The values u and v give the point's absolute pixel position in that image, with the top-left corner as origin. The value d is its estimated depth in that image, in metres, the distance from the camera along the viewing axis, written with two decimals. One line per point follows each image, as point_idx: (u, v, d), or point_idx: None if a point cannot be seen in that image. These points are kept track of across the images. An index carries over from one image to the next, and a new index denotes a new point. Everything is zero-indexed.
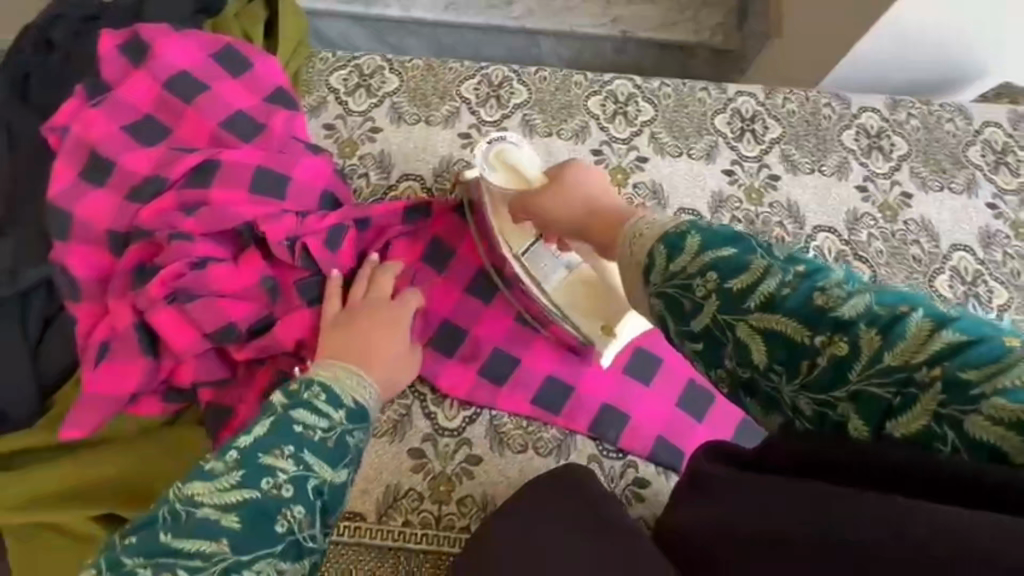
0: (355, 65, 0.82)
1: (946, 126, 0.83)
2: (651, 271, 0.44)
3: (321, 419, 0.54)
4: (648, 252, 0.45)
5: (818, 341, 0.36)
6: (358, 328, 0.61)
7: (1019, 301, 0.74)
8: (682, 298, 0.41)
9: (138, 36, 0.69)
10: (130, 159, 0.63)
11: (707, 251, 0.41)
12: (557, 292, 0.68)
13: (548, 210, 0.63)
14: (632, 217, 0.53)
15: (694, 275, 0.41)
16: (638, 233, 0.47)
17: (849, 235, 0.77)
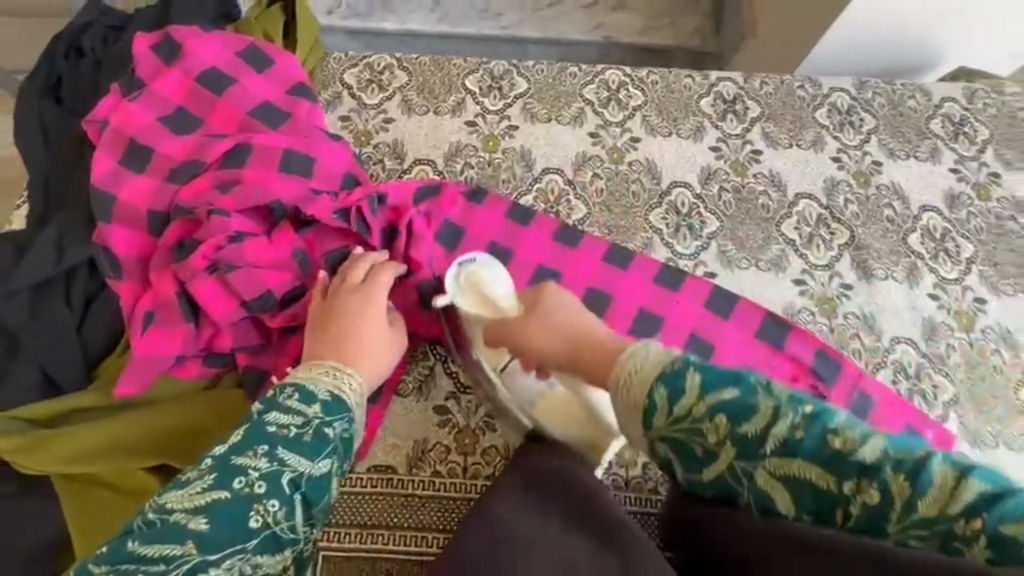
0: (366, 63, 0.89)
1: (909, 103, 0.91)
2: (651, 415, 0.47)
3: (296, 416, 0.55)
4: (646, 394, 0.47)
5: (847, 489, 0.40)
6: (340, 320, 0.62)
7: (984, 254, 0.81)
8: (693, 443, 0.45)
9: (170, 38, 0.75)
10: (167, 147, 0.69)
11: (704, 395, 0.45)
12: (539, 407, 0.65)
13: (527, 338, 0.61)
14: (619, 355, 0.53)
15: (699, 420, 0.45)
16: (630, 371, 0.49)
17: (828, 201, 0.84)
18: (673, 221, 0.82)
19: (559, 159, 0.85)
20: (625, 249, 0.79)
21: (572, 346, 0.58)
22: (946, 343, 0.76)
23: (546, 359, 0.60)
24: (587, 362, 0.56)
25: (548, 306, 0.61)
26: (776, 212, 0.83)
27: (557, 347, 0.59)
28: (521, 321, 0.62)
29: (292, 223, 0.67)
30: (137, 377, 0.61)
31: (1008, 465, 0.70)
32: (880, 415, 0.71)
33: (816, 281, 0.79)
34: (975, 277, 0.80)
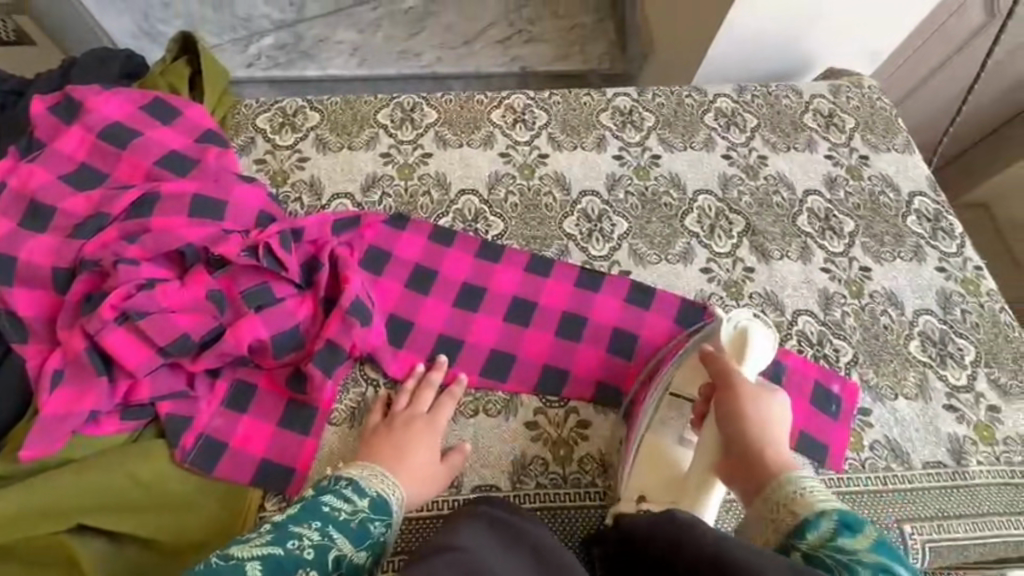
0: (278, 107, 0.91)
1: (784, 101, 1.02)
2: (801, 533, 0.52)
3: (346, 503, 0.58)
4: (815, 511, 0.53)
5: None
6: (399, 437, 0.66)
7: (864, 227, 0.90)
8: (833, 574, 0.49)
9: (71, 99, 0.75)
10: (70, 203, 0.68)
11: (875, 553, 0.48)
12: (647, 448, 0.69)
13: (734, 404, 0.63)
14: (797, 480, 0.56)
15: (860, 561, 0.48)
16: (806, 493, 0.55)
17: (723, 194, 0.91)
18: (586, 227, 0.87)
19: (473, 179, 0.89)
20: (543, 257, 0.83)
21: (760, 440, 0.60)
22: (841, 310, 0.83)
23: (724, 425, 0.63)
24: (759, 459, 0.59)
25: (765, 400, 0.63)
26: (679, 209, 0.89)
27: (749, 429, 0.61)
28: (734, 386, 0.64)
29: (207, 265, 0.67)
30: (48, 434, 0.59)
31: (907, 415, 0.77)
32: (788, 379, 0.77)
33: (721, 268, 0.85)
34: (859, 249, 0.88)
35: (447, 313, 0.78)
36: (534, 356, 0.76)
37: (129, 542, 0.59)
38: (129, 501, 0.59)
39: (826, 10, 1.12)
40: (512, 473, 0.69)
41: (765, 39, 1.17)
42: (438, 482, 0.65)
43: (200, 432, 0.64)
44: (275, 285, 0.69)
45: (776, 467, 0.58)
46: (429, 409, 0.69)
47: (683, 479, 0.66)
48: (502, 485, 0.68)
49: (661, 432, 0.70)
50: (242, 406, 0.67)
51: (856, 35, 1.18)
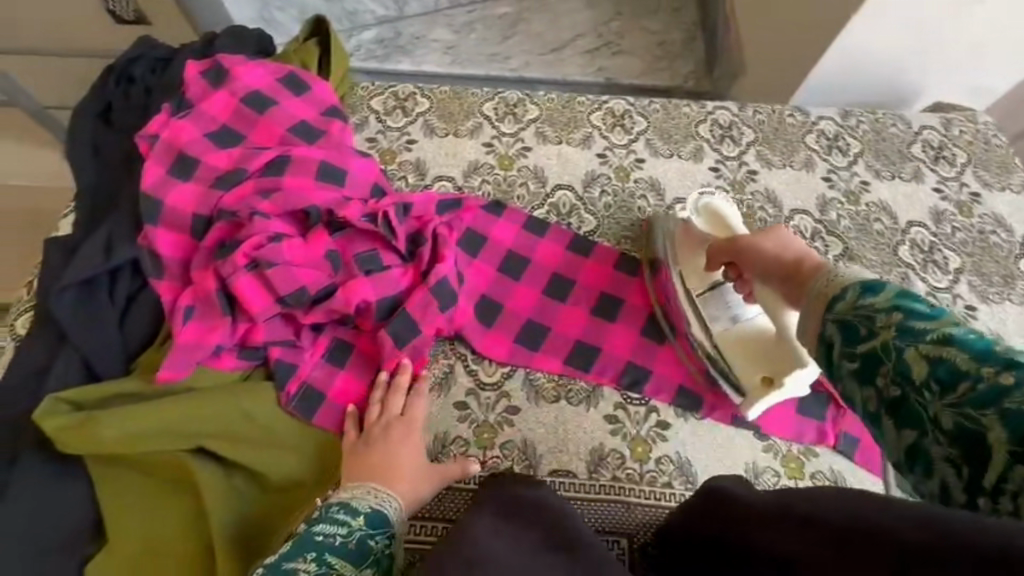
0: (391, 91, 0.97)
1: (891, 129, 0.99)
2: (834, 303, 0.46)
3: (340, 525, 0.57)
4: (841, 288, 0.47)
5: (986, 372, 0.35)
6: (370, 446, 0.64)
7: (971, 265, 0.87)
8: (861, 325, 0.43)
9: (219, 65, 0.83)
10: (213, 158, 0.75)
11: (896, 297, 0.43)
12: (727, 342, 0.73)
13: (755, 250, 0.67)
14: (822, 268, 0.55)
15: (876, 308, 0.42)
16: (830, 279, 0.50)
17: (821, 216, 0.90)
18: None
19: (569, 176, 0.91)
20: (633, 259, 0.84)
21: (788, 260, 0.61)
22: None
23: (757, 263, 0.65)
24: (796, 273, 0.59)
25: (779, 236, 0.67)
26: (774, 226, 0.89)
27: (772, 261, 0.63)
28: (746, 237, 0.69)
29: (326, 225, 0.72)
30: (178, 362, 0.65)
31: None
32: None
33: None
34: (963, 286, 0.85)
35: (536, 300, 0.80)
36: (618, 352, 0.76)
37: (236, 472, 0.64)
38: (238, 434, 0.64)
39: (943, 39, 1.08)
40: (589, 461, 0.70)
41: (874, 64, 1.14)
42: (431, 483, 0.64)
43: (303, 379, 0.68)
44: (383, 252, 0.73)
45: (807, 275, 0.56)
46: (403, 411, 0.68)
47: (774, 352, 0.71)
48: (578, 472, 0.69)
49: (719, 324, 0.74)
50: (341, 361, 0.71)
51: (971, 67, 1.14)
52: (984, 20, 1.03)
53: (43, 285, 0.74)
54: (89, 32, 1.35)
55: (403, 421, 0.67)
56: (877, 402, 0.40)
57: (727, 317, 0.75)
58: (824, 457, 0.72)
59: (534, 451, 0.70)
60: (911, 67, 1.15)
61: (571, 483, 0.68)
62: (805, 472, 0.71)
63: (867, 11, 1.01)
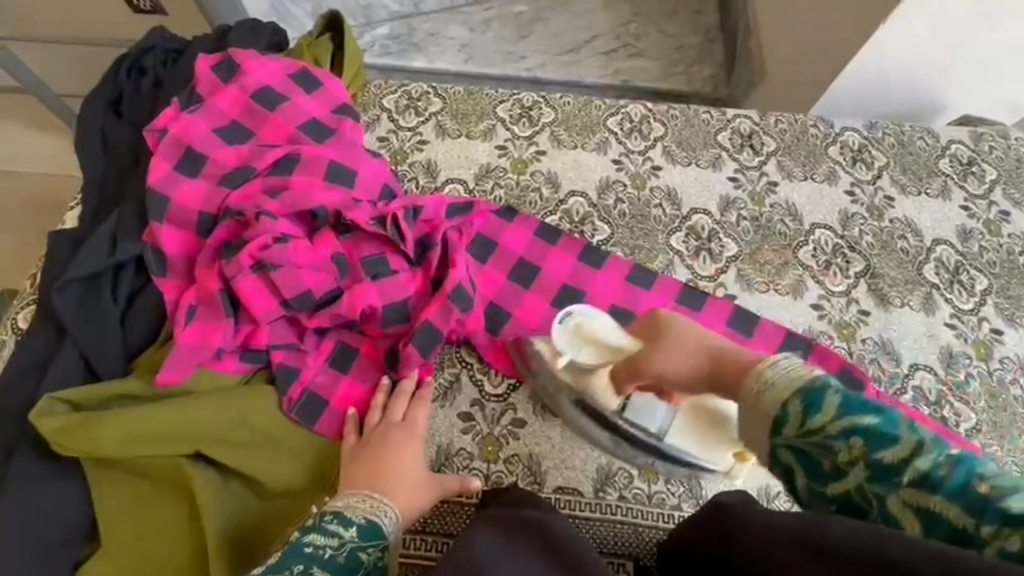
0: (404, 90, 0.95)
1: (918, 143, 0.96)
2: (782, 426, 0.42)
3: (330, 537, 0.54)
4: (779, 402, 0.42)
5: (982, 530, 0.34)
6: (370, 452, 0.63)
7: (998, 287, 0.83)
8: (821, 458, 0.40)
9: (230, 59, 0.81)
10: (221, 155, 0.73)
11: (842, 416, 0.39)
12: (683, 437, 0.68)
13: (657, 363, 0.59)
14: (743, 371, 0.48)
15: (830, 437, 0.39)
16: (762, 387, 0.45)
17: (843, 231, 0.87)
18: (694, 245, 0.85)
19: (584, 183, 0.89)
20: (647, 270, 0.82)
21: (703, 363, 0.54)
22: (965, 372, 0.77)
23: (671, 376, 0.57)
24: (723, 373, 0.51)
25: (675, 326, 0.59)
26: (793, 239, 0.86)
27: (687, 363, 0.55)
28: (643, 353, 0.62)
29: (334, 227, 0.70)
30: (179, 364, 0.63)
31: None
32: None
33: (834, 307, 0.81)
34: (990, 308, 0.82)
35: (546, 310, 0.78)
36: None
37: (233, 478, 0.62)
38: (239, 439, 0.62)
39: (974, 50, 1.05)
40: (595, 480, 0.68)
41: (901, 74, 1.11)
42: (430, 495, 0.62)
43: (305, 385, 0.67)
44: (391, 257, 0.71)
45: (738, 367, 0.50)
46: (404, 417, 0.66)
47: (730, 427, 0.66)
48: (584, 490, 0.67)
49: (657, 427, 0.69)
50: (345, 368, 0.69)
51: (1001, 79, 1.11)
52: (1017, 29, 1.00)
53: (46, 279, 0.73)
54: (104, 21, 1.34)
55: (403, 429, 0.65)
56: None
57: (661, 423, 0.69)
58: None
59: (539, 467, 0.68)
60: (940, 78, 1.12)
61: (576, 501, 0.67)
62: None
63: (897, 17, 0.98)
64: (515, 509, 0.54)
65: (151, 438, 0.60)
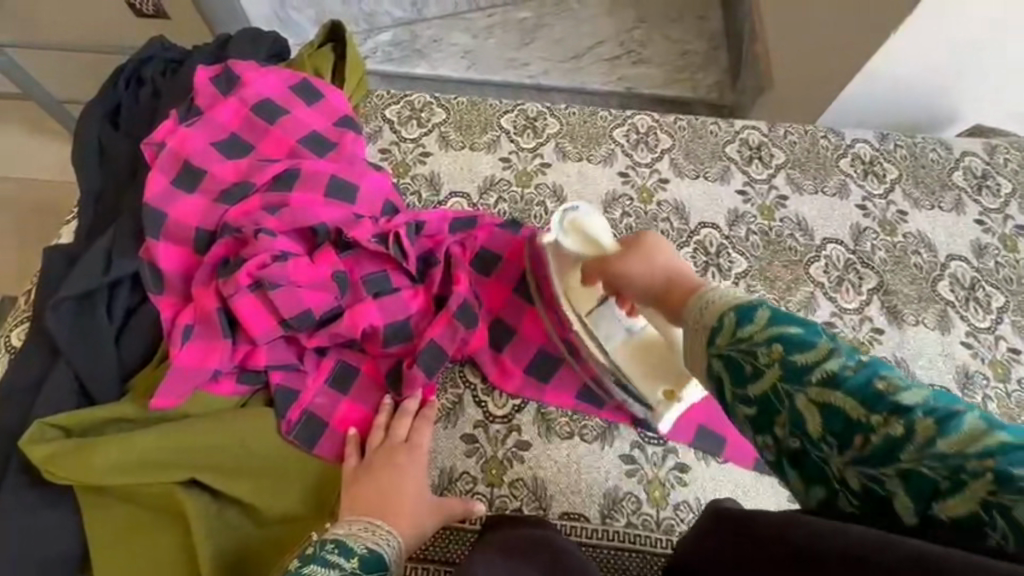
0: (407, 101, 0.93)
1: (930, 155, 0.94)
2: (715, 334, 0.43)
3: (332, 569, 0.51)
4: (717, 315, 0.44)
5: (874, 421, 0.35)
6: (372, 475, 0.61)
7: (1015, 304, 0.81)
8: (744, 362, 0.40)
9: (230, 70, 0.80)
10: (220, 169, 0.71)
11: (772, 323, 0.40)
12: (625, 355, 0.70)
13: (624, 268, 0.62)
14: (695, 291, 0.51)
15: (755, 342, 0.40)
16: (705, 305, 0.46)
17: (855, 246, 0.85)
18: (702, 260, 0.83)
19: (589, 196, 0.87)
20: None
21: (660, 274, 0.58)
22: (982, 393, 0.75)
23: (635, 276, 0.61)
24: (675, 291, 0.55)
25: (653, 245, 0.62)
26: (804, 255, 0.84)
27: (647, 281, 0.59)
28: (617, 256, 0.64)
29: (334, 244, 0.69)
30: (174, 387, 0.62)
31: None
32: None
33: (846, 325, 0.79)
34: (1007, 327, 0.80)
35: None
36: None
37: (229, 504, 0.60)
38: (235, 463, 0.60)
39: (988, 60, 1.03)
40: (602, 505, 0.66)
41: (912, 84, 1.09)
42: (433, 520, 0.60)
43: (305, 407, 0.65)
44: (393, 275, 0.70)
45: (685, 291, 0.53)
46: (407, 438, 0.64)
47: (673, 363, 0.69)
48: (590, 515, 0.65)
49: (612, 341, 0.70)
50: (345, 388, 0.67)
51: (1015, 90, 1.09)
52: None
53: (42, 296, 0.71)
54: (104, 28, 1.33)
55: (405, 450, 0.63)
56: (776, 451, 0.40)
57: (618, 334, 0.70)
58: None
59: (544, 491, 0.66)
60: (952, 87, 1.10)
61: (583, 528, 0.65)
62: None
63: (910, 27, 0.97)
64: (517, 528, 0.56)
65: (145, 463, 0.58)
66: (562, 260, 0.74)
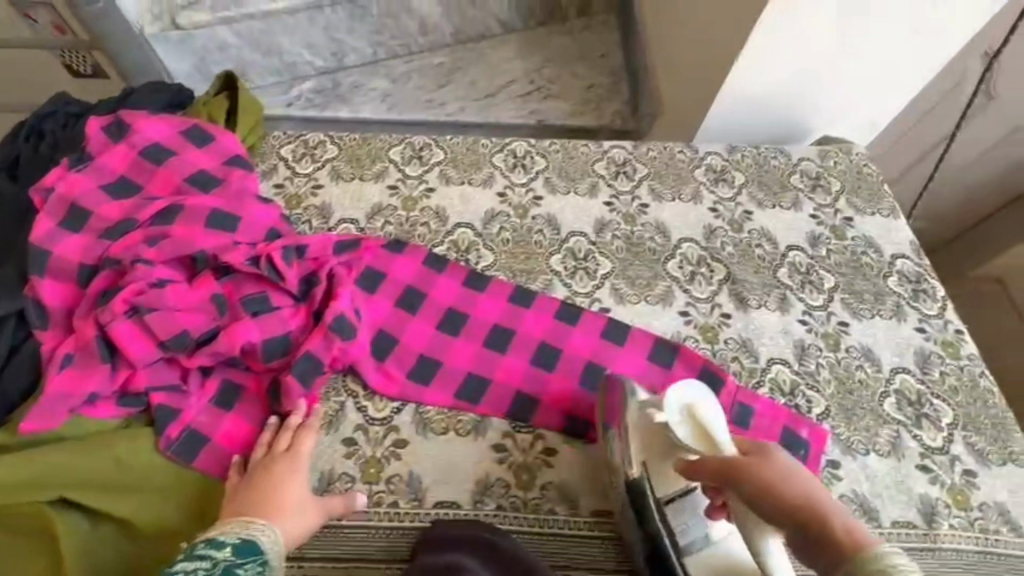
0: (302, 140, 1.01)
1: (772, 162, 1.08)
2: None
3: (203, 560, 0.56)
4: None
5: None
6: (252, 483, 0.65)
7: (845, 284, 0.93)
8: None
9: (120, 119, 0.85)
10: (105, 209, 0.76)
11: None
12: (698, 565, 0.64)
13: (750, 483, 0.56)
14: (859, 556, 0.47)
15: None
16: None
17: (706, 243, 0.95)
18: (571, 265, 0.91)
19: (470, 215, 0.95)
20: (527, 290, 0.88)
21: (804, 513, 0.53)
22: (815, 361, 0.84)
23: (765, 505, 0.55)
24: (822, 543, 0.50)
25: (782, 465, 0.57)
26: (662, 254, 0.94)
27: (785, 511, 0.53)
28: (744, 460, 0.58)
29: (214, 270, 0.74)
30: (51, 413, 0.65)
31: (878, 472, 0.76)
32: (755, 422, 0.78)
33: (699, 312, 0.88)
34: (837, 304, 0.91)
35: (430, 336, 0.82)
36: (508, 383, 0.79)
37: (106, 520, 0.64)
38: (112, 479, 0.64)
39: (822, 78, 1.22)
40: (474, 491, 0.70)
41: (766, 101, 1.25)
42: (314, 516, 0.65)
43: (187, 424, 0.69)
44: (273, 295, 0.75)
45: (841, 536, 0.50)
46: (288, 447, 0.68)
47: None
48: (462, 501, 0.70)
49: (688, 541, 0.65)
50: (229, 404, 0.72)
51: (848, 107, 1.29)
52: (855, 61, 1.18)
53: None
54: None
55: (287, 457, 0.67)
56: None
57: (697, 539, 0.65)
58: None
59: (420, 483, 0.70)
60: (797, 106, 1.28)
61: (456, 514, 0.69)
62: None
63: (753, 49, 1.13)
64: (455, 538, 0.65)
65: (23, 486, 0.62)
66: (651, 438, 0.70)
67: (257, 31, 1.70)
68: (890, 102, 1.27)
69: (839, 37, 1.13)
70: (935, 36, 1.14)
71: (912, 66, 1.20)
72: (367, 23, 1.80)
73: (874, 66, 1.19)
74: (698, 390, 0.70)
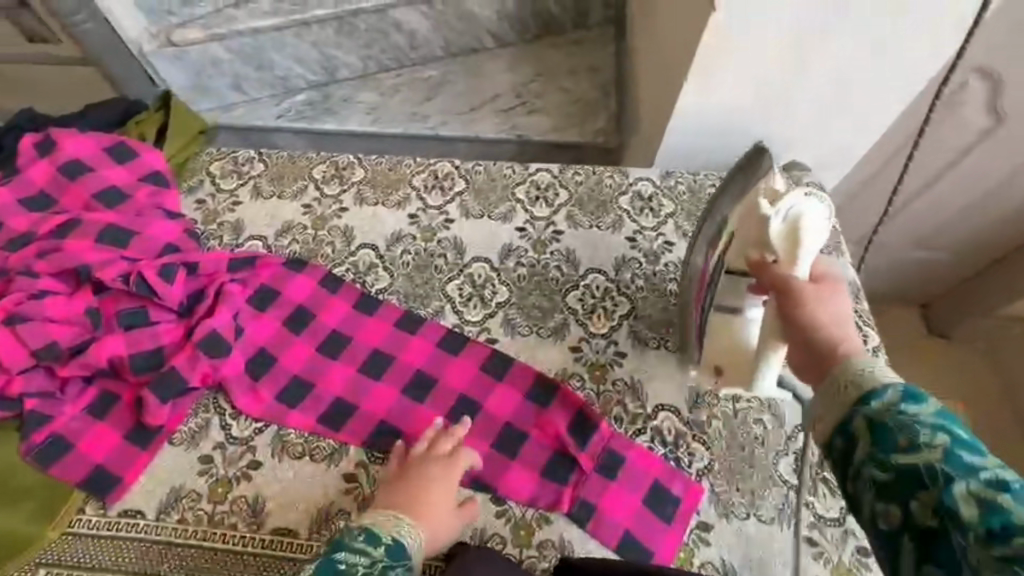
0: (232, 157, 1.03)
1: (709, 190, 1.01)
2: (862, 400, 0.48)
3: (362, 556, 0.60)
4: (880, 385, 0.48)
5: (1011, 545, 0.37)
6: (427, 474, 0.69)
7: None
8: (877, 435, 0.46)
9: (50, 136, 0.91)
10: (15, 222, 0.82)
11: (939, 417, 0.45)
12: (719, 322, 0.73)
13: (794, 292, 0.60)
14: (843, 356, 0.53)
15: (903, 421, 0.45)
16: (858, 370, 0.50)
17: (615, 275, 0.91)
18: (467, 291, 0.89)
19: (376, 236, 0.95)
20: (414, 317, 0.86)
21: (819, 322, 0.57)
22: (709, 411, 0.78)
23: (791, 306, 0.60)
24: (817, 348, 0.56)
25: (827, 288, 0.60)
26: (564, 285, 0.90)
27: (806, 316, 0.58)
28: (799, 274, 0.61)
29: (95, 284, 0.78)
30: None
31: (752, 538, 0.70)
32: (623, 471, 0.74)
33: (592, 349, 0.84)
34: None
35: (310, 357, 0.82)
36: (374, 411, 0.78)
37: None
38: None
39: (797, 98, 0.99)
40: (313, 521, 0.70)
41: (730, 123, 1.05)
42: (454, 522, 0.68)
43: (54, 430, 0.73)
44: (152, 309, 0.78)
45: (833, 343, 0.55)
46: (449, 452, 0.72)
47: (745, 358, 0.72)
48: (300, 531, 0.70)
49: (729, 306, 0.72)
50: (102, 413, 0.74)
51: (830, 129, 1.05)
52: (827, 75, 0.95)
53: None
54: None
55: (446, 460, 0.71)
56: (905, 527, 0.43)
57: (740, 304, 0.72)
58: (556, 525, 0.71)
59: (263, 508, 0.71)
60: (770, 131, 1.06)
61: (289, 543, 0.69)
62: (533, 540, 0.70)
63: (702, 66, 0.94)
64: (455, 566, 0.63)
65: None
66: (749, 227, 0.64)
67: (248, 48, 1.53)
68: (880, 120, 1.03)
69: (797, 49, 0.91)
70: (930, 38, 0.89)
71: (901, 77, 0.95)
72: (356, 38, 1.56)
73: (856, 81, 0.96)
74: (817, 208, 0.61)
